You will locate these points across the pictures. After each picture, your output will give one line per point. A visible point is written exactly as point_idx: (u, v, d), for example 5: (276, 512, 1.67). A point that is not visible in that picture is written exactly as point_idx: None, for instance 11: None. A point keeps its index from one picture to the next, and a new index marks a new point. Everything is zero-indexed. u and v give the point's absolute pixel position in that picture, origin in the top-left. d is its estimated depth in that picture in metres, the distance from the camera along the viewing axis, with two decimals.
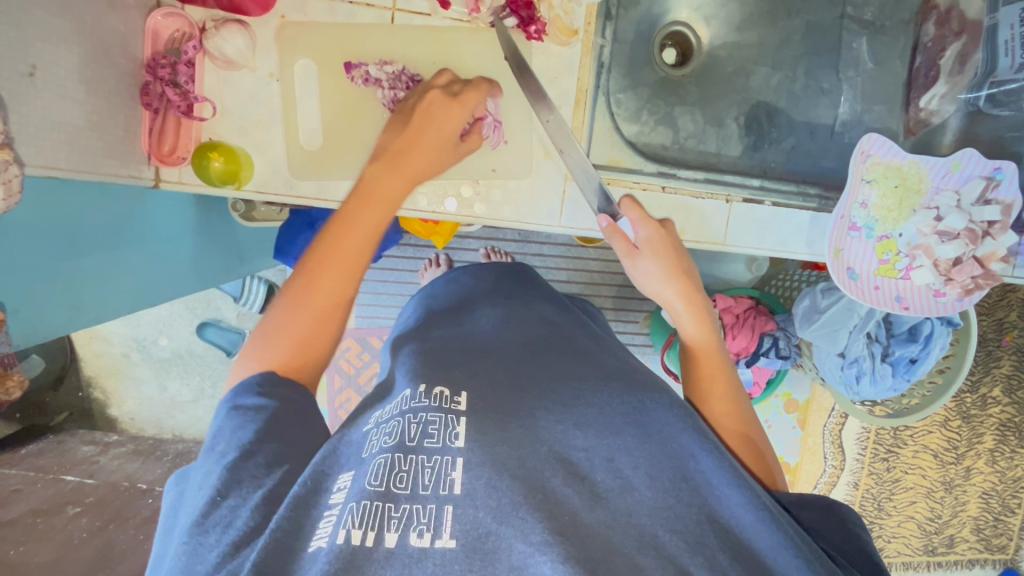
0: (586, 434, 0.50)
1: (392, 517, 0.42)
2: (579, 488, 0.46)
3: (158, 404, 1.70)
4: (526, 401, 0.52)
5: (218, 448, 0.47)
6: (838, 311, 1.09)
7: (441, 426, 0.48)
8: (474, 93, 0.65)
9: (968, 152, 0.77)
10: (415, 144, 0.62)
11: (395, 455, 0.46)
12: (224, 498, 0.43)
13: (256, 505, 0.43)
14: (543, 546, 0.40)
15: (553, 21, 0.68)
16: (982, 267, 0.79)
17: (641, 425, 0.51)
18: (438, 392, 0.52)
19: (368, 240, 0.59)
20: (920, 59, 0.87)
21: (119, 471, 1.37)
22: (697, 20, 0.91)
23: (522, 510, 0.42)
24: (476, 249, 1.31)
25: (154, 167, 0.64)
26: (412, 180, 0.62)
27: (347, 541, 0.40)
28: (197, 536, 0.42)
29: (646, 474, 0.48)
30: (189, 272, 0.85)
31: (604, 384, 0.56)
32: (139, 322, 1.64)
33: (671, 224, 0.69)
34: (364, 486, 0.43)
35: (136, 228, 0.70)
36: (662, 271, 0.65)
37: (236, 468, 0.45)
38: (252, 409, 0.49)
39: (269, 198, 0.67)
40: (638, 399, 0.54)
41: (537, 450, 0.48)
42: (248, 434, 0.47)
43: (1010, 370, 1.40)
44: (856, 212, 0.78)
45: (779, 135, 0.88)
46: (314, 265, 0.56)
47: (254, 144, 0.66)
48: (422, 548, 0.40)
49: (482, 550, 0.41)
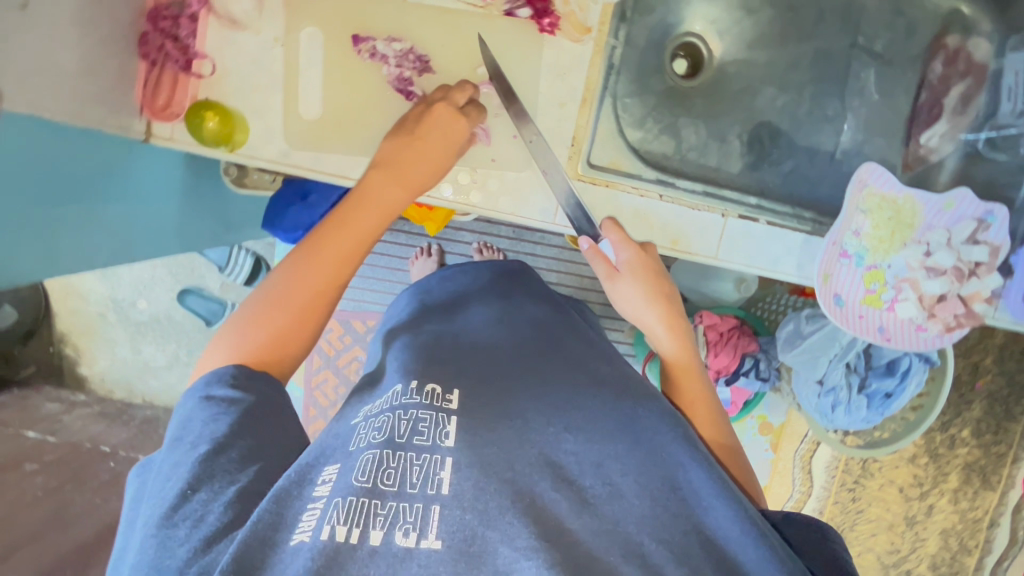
0: (576, 437, 0.49)
1: (377, 515, 0.41)
2: (568, 492, 0.46)
3: (130, 367, 1.67)
4: (513, 400, 0.52)
5: (189, 439, 0.46)
6: (820, 336, 1.11)
7: (432, 423, 0.47)
8: (476, 110, 0.66)
9: (962, 192, 0.78)
10: (416, 154, 0.62)
11: (384, 451, 0.45)
12: (195, 492, 0.42)
13: (228, 501, 0.42)
14: (529, 552, 0.40)
15: (568, 16, 0.68)
16: (965, 306, 0.80)
17: (632, 430, 0.51)
18: (430, 390, 0.51)
19: (358, 246, 0.58)
20: (925, 96, 0.88)
21: (82, 431, 1.34)
22: (711, 33, 0.91)
23: (510, 513, 0.42)
24: (469, 242, 1.31)
25: (145, 121, 0.63)
26: (410, 189, 0.62)
27: (332, 538, 0.39)
28: (166, 528, 0.41)
29: (635, 481, 0.47)
30: (171, 232, 0.83)
31: (596, 390, 0.55)
32: (119, 282, 1.63)
33: (651, 247, 0.70)
34: (350, 482, 0.42)
35: (120, 180, 0.67)
36: (642, 295, 0.66)
37: (209, 461, 0.44)
38: (225, 401, 0.47)
39: (260, 164, 0.66)
40: (630, 407, 0.54)
41: (526, 453, 0.47)
42: (223, 425, 0.46)
43: (981, 415, 1.41)
44: (848, 239, 0.78)
45: (779, 157, 0.88)
46: (301, 261, 0.56)
47: (251, 108, 0.64)
48: (407, 548, 0.40)
49: (469, 552, 0.40)
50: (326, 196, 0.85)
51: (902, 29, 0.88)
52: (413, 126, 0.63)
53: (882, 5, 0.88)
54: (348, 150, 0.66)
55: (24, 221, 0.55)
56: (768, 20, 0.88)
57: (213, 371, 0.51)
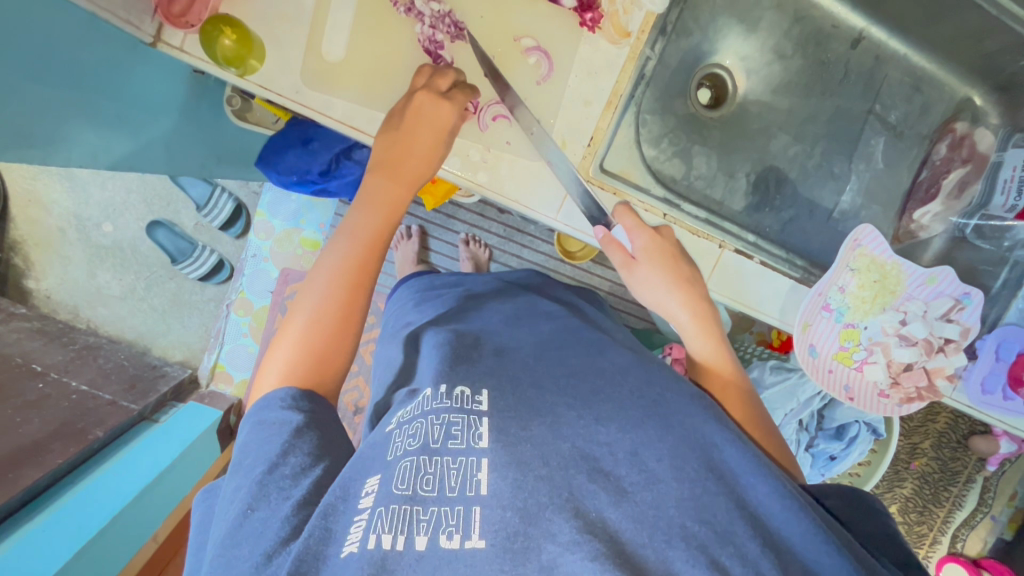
0: (608, 429, 0.48)
1: (420, 521, 0.42)
2: (604, 484, 0.44)
3: (80, 290, 1.60)
4: (546, 398, 0.51)
5: (245, 462, 0.46)
6: (779, 390, 1.12)
7: (465, 427, 0.47)
8: (462, 94, 0.62)
9: (946, 271, 0.81)
10: (410, 152, 0.60)
11: (421, 457, 0.45)
12: (253, 511, 0.43)
13: (286, 517, 0.42)
14: (572, 546, 0.39)
15: (610, 16, 0.67)
16: (928, 380, 0.82)
17: (661, 415, 0.50)
18: (459, 392, 0.51)
19: (371, 248, 0.58)
20: (925, 173, 0.91)
21: (16, 344, 1.26)
22: (740, 70, 0.92)
23: (550, 511, 0.41)
24: (458, 232, 1.30)
25: (156, 23, 0.59)
26: (410, 185, 0.61)
27: (378, 546, 0.40)
28: (231, 549, 0.42)
29: (670, 466, 0.45)
30: (160, 151, 0.79)
31: (620, 378, 0.54)
32: (88, 201, 1.57)
33: (667, 228, 0.70)
34: (391, 491, 0.43)
35: (118, 80, 0.65)
36: (664, 280, 0.66)
37: (265, 480, 0.44)
38: (279, 423, 0.47)
39: (270, 97, 0.63)
40: (658, 392, 0.52)
41: (559, 447, 0.46)
42: (276, 445, 0.46)
43: (911, 493, 1.45)
44: (832, 294, 0.80)
45: (781, 204, 0.89)
46: (332, 278, 0.56)
47: (272, 36, 0.61)
48: (452, 550, 0.40)
49: (513, 549, 0.40)
50: (330, 145, 0.83)
51: (916, 105, 0.92)
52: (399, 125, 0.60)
53: (903, 79, 0.91)
54: (366, 104, 0.64)
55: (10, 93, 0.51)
56: (795, 69, 0.90)
57: (261, 402, 0.50)
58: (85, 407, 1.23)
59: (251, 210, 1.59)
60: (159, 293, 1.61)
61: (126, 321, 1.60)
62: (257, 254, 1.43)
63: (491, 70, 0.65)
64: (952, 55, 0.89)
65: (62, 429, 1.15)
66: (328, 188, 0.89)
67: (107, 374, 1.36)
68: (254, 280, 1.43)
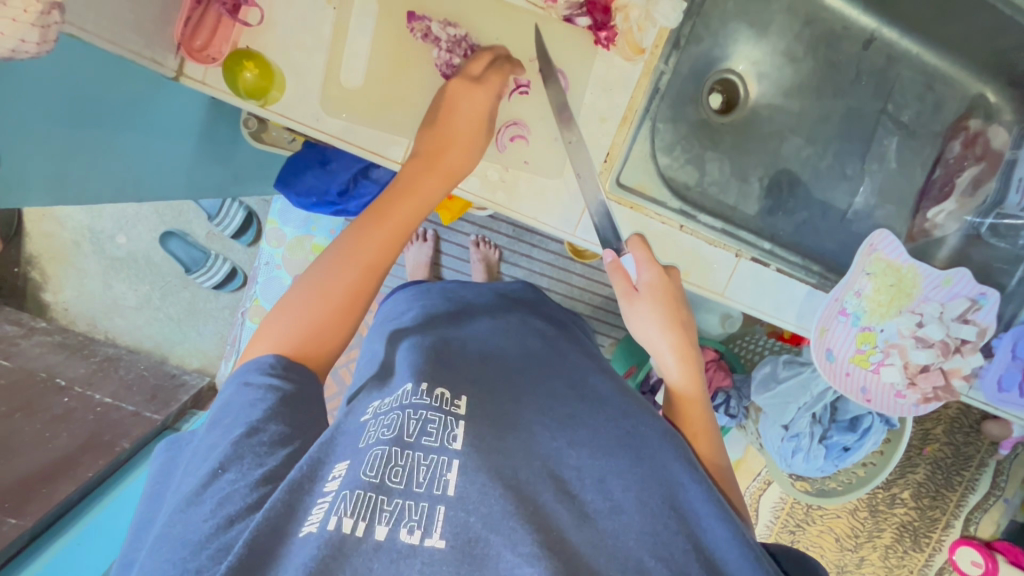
0: (579, 453, 0.53)
1: (383, 510, 0.44)
2: (568, 504, 0.49)
3: (97, 301, 1.62)
4: (521, 414, 0.56)
5: (224, 422, 0.48)
6: (793, 384, 1.14)
7: (440, 426, 0.51)
8: (498, 75, 0.63)
9: (961, 272, 0.81)
10: (445, 139, 0.62)
11: (393, 449, 0.47)
12: (224, 471, 0.44)
13: (253, 483, 0.44)
14: (530, 558, 0.42)
15: (625, 33, 0.67)
16: (945, 380, 0.83)
17: (634, 449, 0.54)
18: (439, 394, 0.54)
19: (395, 238, 0.59)
20: (939, 172, 0.91)
21: (39, 360, 1.30)
22: (751, 75, 0.91)
23: (513, 519, 0.45)
24: (467, 234, 1.31)
25: (179, 59, 0.60)
26: (447, 180, 0.62)
27: (338, 528, 0.41)
28: (192, 505, 0.43)
29: (635, 497, 0.50)
30: (181, 179, 0.80)
31: (599, 407, 0.60)
32: (101, 213, 1.59)
33: (676, 274, 0.72)
34: (358, 476, 0.45)
35: (144, 116, 0.67)
36: (658, 319, 0.67)
37: (241, 443, 0.46)
38: (263, 388, 0.49)
39: (290, 125, 0.64)
40: (632, 426, 0.57)
41: (530, 464, 0.51)
42: (259, 410, 0.48)
43: (923, 478, 1.46)
44: (849, 298, 0.80)
45: (794, 207, 0.89)
46: (343, 251, 0.57)
47: (291, 66, 0.62)
48: (411, 545, 0.42)
49: (471, 554, 0.43)
50: (347, 165, 0.85)
51: (929, 104, 0.92)
52: (439, 112, 0.63)
53: (916, 77, 0.91)
54: (385, 128, 0.65)
55: (34, 139, 0.54)
56: (806, 72, 0.90)
57: (256, 355, 0.52)
58: (110, 419, 1.25)
59: (262, 219, 1.59)
60: (173, 302, 1.63)
61: (144, 330, 1.63)
62: (269, 261, 1.44)
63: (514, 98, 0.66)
64: (965, 52, 0.88)
65: (89, 442, 1.17)
66: (346, 209, 0.89)
67: (129, 386, 1.38)
68: (266, 288, 1.43)
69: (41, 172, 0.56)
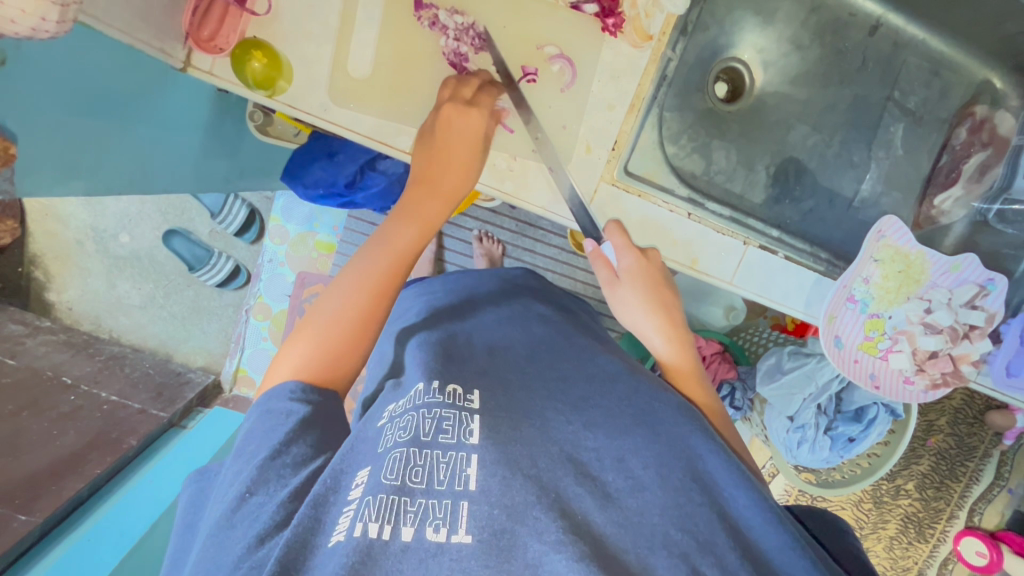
0: (596, 436, 0.53)
1: (407, 512, 0.44)
2: (591, 487, 0.49)
3: (101, 301, 1.63)
4: (535, 400, 0.56)
5: (249, 448, 0.48)
6: (796, 375, 1.14)
7: (455, 422, 0.51)
8: (488, 97, 0.64)
9: (970, 257, 0.81)
10: (444, 164, 0.62)
11: (411, 449, 0.48)
12: (252, 494, 0.45)
13: (281, 502, 0.45)
14: (557, 545, 0.43)
15: (632, 19, 0.67)
16: (953, 365, 0.83)
17: (651, 427, 0.55)
18: (451, 390, 0.54)
19: (402, 261, 0.59)
20: (946, 158, 0.91)
21: (44, 358, 1.30)
22: (756, 63, 0.91)
23: (536, 509, 0.45)
24: (471, 229, 1.31)
25: (187, 49, 0.60)
26: (446, 202, 0.63)
27: (364, 534, 0.42)
28: (225, 529, 0.44)
29: (656, 475, 0.51)
30: (189, 170, 0.81)
31: (611, 387, 0.59)
32: (104, 212, 1.59)
33: (655, 253, 0.71)
34: (380, 481, 0.45)
35: (149, 107, 0.67)
36: (641, 303, 0.67)
37: (267, 465, 0.46)
38: (284, 413, 0.49)
39: (300, 116, 0.64)
40: (646, 402, 0.58)
41: (548, 450, 0.50)
42: (282, 433, 0.48)
43: (928, 469, 1.46)
44: (857, 285, 0.80)
45: (802, 195, 0.89)
46: (353, 280, 0.57)
47: (299, 55, 0.62)
48: (438, 543, 0.43)
49: (499, 545, 0.43)
50: (354, 157, 0.85)
51: (936, 90, 0.92)
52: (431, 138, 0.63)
53: (922, 64, 0.91)
54: (394, 119, 0.65)
55: (51, 128, 0.55)
56: (812, 60, 0.90)
57: (278, 388, 0.52)
58: (116, 417, 1.26)
59: (265, 216, 1.59)
60: (178, 301, 1.63)
61: (148, 329, 1.63)
62: (273, 259, 1.44)
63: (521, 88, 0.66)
64: (970, 38, 0.88)
65: (95, 440, 1.18)
66: (354, 200, 0.91)
67: (135, 384, 1.38)
68: (269, 286, 1.43)
69: (45, 158, 0.55)
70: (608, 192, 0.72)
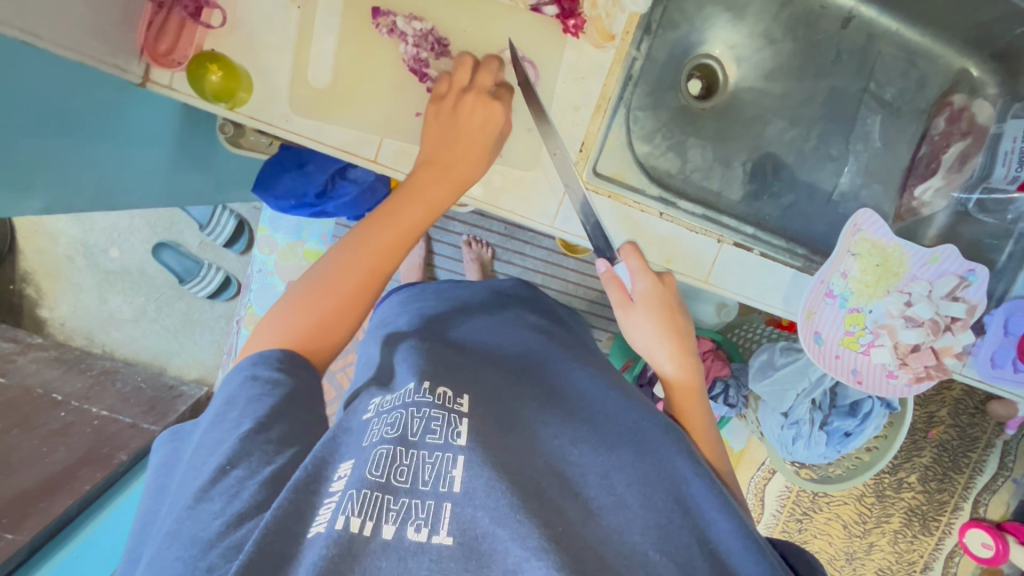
0: (582, 450, 0.53)
1: (390, 510, 0.44)
2: (573, 502, 0.49)
3: (93, 315, 1.63)
4: (526, 410, 0.56)
5: (232, 415, 0.48)
6: (791, 369, 1.13)
7: (444, 423, 0.50)
8: (486, 75, 0.64)
9: (949, 249, 0.80)
10: (456, 148, 0.62)
11: (397, 448, 0.47)
12: (233, 468, 0.44)
13: (262, 481, 0.44)
14: (538, 552, 0.42)
15: (593, 20, 0.66)
16: (936, 359, 0.82)
17: (637, 443, 0.55)
18: (441, 392, 0.53)
19: (403, 241, 0.60)
20: (925, 149, 0.90)
21: (35, 376, 1.31)
22: (729, 59, 0.91)
23: (519, 514, 0.44)
24: (459, 233, 1.30)
25: (143, 64, 0.60)
26: (456, 185, 0.62)
27: (346, 527, 0.41)
28: (200, 503, 0.43)
29: (639, 492, 0.51)
30: (159, 182, 0.81)
31: (599, 405, 0.59)
32: (93, 227, 1.59)
33: (670, 277, 0.69)
34: (364, 475, 0.45)
35: (112, 122, 0.66)
36: (656, 329, 0.66)
37: (248, 440, 0.46)
38: (269, 381, 0.50)
39: (261, 127, 0.63)
40: (636, 420, 0.57)
41: (535, 461, 0.51)
42: (264, 407, 0.48)
43: (930, 462, 1.45)
44: (835, 280, 0.79)
45: (780, 190, 0.88)
46: (354, 249, 0.58)
47: (257, 67, 0.62)
48: (419, 542, 0.42)
49: (478, 551, 0.43)
50: (324, 167, 0.84)
51: (912, 81, 0.91)
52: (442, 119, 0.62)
53: (897, 54, 0.90)
54: (356, 126, 0.65)
55: (10, 148, 0.54)
56: (786, 54, 0.89)
57: (264, 348, 0.53)
58: (108, 432, 1.25)
59: (253, 226, 1.60)
60: (170, 313, 1.63)
61: (142, 342, 1.63)
62: (263, 269, 1.43)
63: None
64: (945, 26, 0.87)
65: (87, 455, 1.17)
66: (326, 210, 0.90)
67: (127, 399, 1.38)
68: (260, 296, 1.42)
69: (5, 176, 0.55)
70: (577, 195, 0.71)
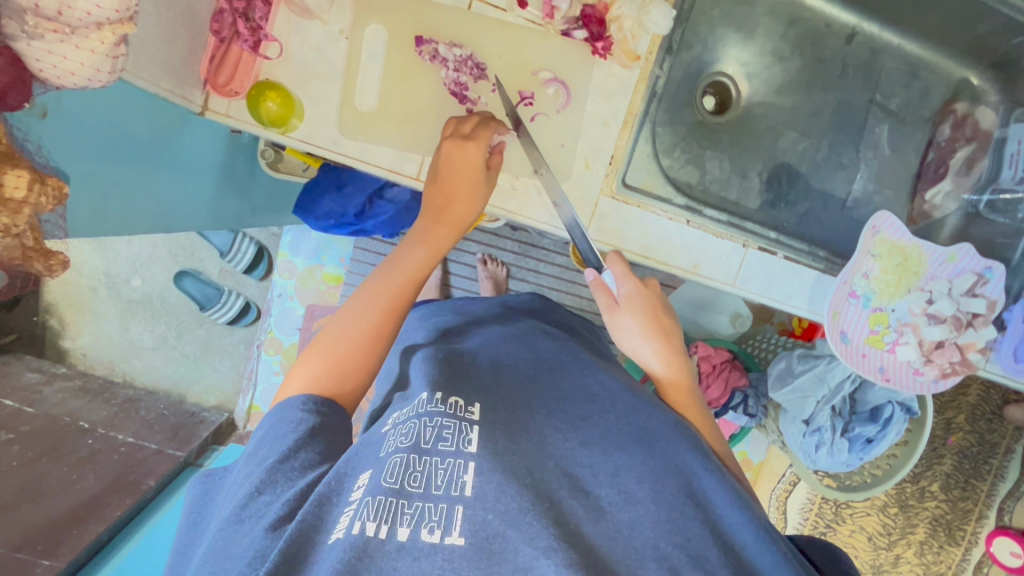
0: (591, 451, 0.54)
1: (404, 514, 0.45)
2: (583, 501, 0.50)
3: (114, 344, 1.65)
4: (532, 417, 0.57)
5: (260, 452, 0.50)
6: (809, 377, 1.14)
7: (455, 431, 0.51)
8: (486, 130, 0.66)
9: (965, 247, 0.83)
10: (450, 192, 0.65)
11: (411, 455, 0.49)
12: (261, 493, 0.46)
13: (287, 500, 0.46)
14: (547, 550, 0.44)
15: (620, 42, 0.71)
16: (960, 355, 0.84)
17: (647, 443, 0.55)
18: (453, 401, 0.54)
19: (410, 284, 0.61)
20: (932, 155, 0.94)
21: (61, 406, 1.32)
22: (741, 76, 0.95)
23: (530, 515, 0.46)
24: (474, 253, 1.33)
25: (204, 94, 0.63)
26: (453, 225, 0.65)
27: (362, 532, 0.43)
28: (234, 522, 0.45)
29: (649, 488, 0.52)
30: (203, 206, 0.84)
31: (608, 406, 0.59)
32: (116, 258, 1.62)
33: (652, 280, 0.70)
34: (380, 483, 0.46)
35: (170, 151, 0.70)
36: (641, 329, 0.66)
37: (275, 467, 0.48)
38: (296, 420, 0.51)
39: (312, 150, 0.67)
40: (643, 420, 0.58)
41: (545, 462, 0.52)
42: (290, 437, 0.50)
43: (951, 469, 1.44)
44: (858, 281, 0.82)
45: (795, 198, 0.91)
46: (366, 298, 0.60)
47: (308, 94, 0.66)
48: (432, 543, 0.44)
49: (490, 551, 0.44)
50: (363, 187, 0.88)
51: (916, 91, 0.95)
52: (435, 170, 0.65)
53: (900, 67, 0.95)
54: (399, 145, 0.69)
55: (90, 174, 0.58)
56: (795, 70, 0.94)
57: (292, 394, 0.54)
58: (135, 458, 1.26)
59: (273, 252, 1.61)
60: (190, 340, 1.65)
61: (161, 370, 1.65)
62: (283, 293, 1.46)
63: (510, 115, 0.70)
64: (945, 40, 0.92)
65: (115, 483, 1.18)
66: (364, 227, 0.94)
67: (150, 425, 1.40)
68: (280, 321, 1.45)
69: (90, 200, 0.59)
70: (608, 205, 0.75)
